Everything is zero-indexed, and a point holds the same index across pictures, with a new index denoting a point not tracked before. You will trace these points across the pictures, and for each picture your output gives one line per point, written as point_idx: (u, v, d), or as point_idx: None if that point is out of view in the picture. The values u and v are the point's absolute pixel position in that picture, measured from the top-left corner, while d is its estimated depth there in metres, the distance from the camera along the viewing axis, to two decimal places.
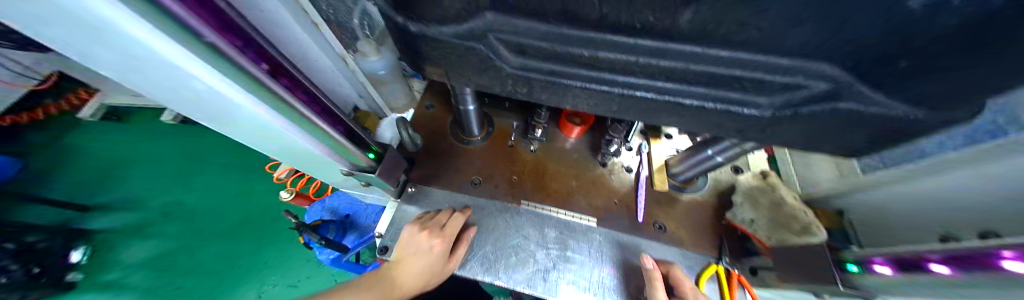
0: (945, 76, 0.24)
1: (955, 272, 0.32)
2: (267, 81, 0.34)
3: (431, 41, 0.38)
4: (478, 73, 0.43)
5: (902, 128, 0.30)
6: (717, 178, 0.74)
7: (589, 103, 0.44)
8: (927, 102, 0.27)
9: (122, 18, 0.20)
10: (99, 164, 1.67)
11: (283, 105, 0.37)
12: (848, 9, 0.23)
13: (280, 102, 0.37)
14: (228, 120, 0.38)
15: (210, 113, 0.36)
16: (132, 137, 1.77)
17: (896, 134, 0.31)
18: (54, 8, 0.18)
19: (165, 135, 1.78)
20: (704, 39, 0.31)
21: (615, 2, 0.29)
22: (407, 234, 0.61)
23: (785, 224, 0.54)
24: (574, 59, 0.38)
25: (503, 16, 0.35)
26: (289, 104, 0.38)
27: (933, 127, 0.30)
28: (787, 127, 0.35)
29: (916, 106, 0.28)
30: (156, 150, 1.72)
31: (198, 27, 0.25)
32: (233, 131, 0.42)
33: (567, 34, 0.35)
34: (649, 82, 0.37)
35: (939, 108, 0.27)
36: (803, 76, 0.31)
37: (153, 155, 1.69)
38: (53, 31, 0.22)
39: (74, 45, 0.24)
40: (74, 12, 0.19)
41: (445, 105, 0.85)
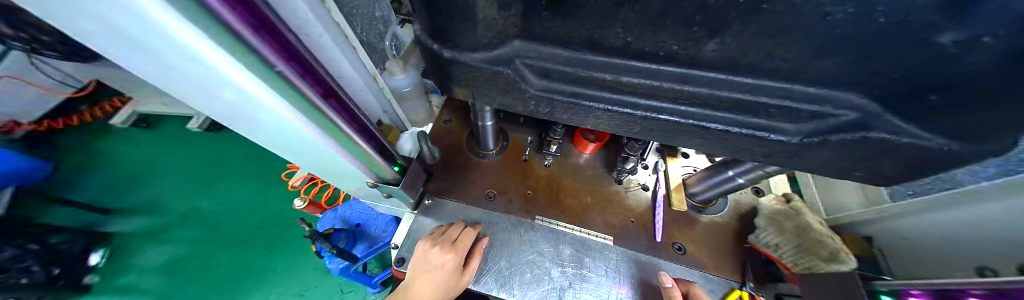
0: (982, 105, 0.25)
1: None
2: (313, 97, 0.36)
3: (463, 66, 0.40)
4: (503, 94, 0.45)
5: (936, 160, 0.31)
6: (737, 200, 0.72)
7: (609, 123, 0.44)
8: (958, 132, 0.28)
9: (196, 38, 0.21)
10: (120, 167, 1.73)
11: (324, 120, 0.39)
12: (881, 45, 0.24)
13: (322, 117, 0.38)
14: (273, 135, 0.40)
15: (259, 128, 0.38)
16: (151, 142, 1.83)
17: (929, 165, 0.32)
18: (141, 29, 0.20)
19: (184, 141, 1.84)
20: (729, 68, 0.32)
21: (639, 32, 0.31)
22: (419, 250, 0.59)
23: (813, 250, 0.53)
24: (597, 82, 0.39)
25: (529, 45, 0.38)
26: (330, 118, 0.40)
27: (966, 159, 0.30)
28: (819, 154, 0.34)
29: (948, 137, 0.29)
30: (176, 155, 1.77)
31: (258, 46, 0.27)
32: (275, 146, 0.43)
33: (591, 59, 0.38)
34: (673, 106, 0.37)
35: (973, 141, 0.28)
36: (831, 106, 0.32)
37: (173, 161, 1.75)
38: (139, 54, 0.24)
39: (152, 66, 0.26)
40: (159, 34, 0.20)
41: (461, 120, 0.88)
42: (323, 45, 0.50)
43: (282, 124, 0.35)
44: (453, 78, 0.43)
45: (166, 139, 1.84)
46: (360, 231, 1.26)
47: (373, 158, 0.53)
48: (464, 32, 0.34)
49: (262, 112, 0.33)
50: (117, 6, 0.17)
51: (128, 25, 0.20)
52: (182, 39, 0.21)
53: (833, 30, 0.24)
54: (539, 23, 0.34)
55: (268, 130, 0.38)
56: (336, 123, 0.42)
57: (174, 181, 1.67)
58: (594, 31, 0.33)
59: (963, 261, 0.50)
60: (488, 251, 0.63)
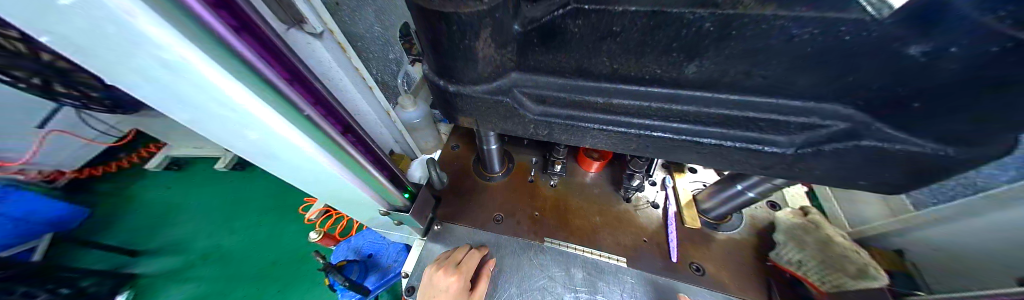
0: (969, 112, 0.25)
1: None
2: (326, 127, 0.40)
3: (467, 97, 0.44)
4: (505, 119, 0.48)
5: (942, 166, 0.30)
6: (752, 215, 0.70)
7: (608, 142, 0.46)
8: (958, 139, 0.28)
9: (210, 68, 0.25)
10: (154, 208, 1.85)
11: (336, 148, 0.42)
12: (850, 58, 0.25)
13: (334, 145, 0.42)
14: (292, 167, 0.44)
15: (279, 162, 0.42)
16: (186, 183, 1.98)
17: (936, 171, 0.31)
18: (172, 68, 0.24)
19: (215, 181, 1.98)
20: (711, 86, 0.34)
21: (623, 60, 0.35)
22: (425, 276, 0.57)
23: (839, 266, 0.50)
24: (590, 105, 0.42)
25: (526, 75, 0.42)
26: (341, 146, 0.44)
27: (975, 164, 0.29)
28: (818, 164, 0.35)
29: (947, 143, 0.28)
30: (206, 194, 1.90)
31: (272, 79, 0.32)
32: (296, 179, 0.47)
33: (582, 85, 0.41)
34: (665, 123, 0.39)
35: (974, 145, 0.27)
36: (818, 117, 0.32)
37: (203, 200, 1.87)
38: (179, 98, 0.29)
39: (189, 108, 0.31)
40: (182, 69, 0.24)
41: (469, 145, 0.92)
42: (342, 87, 0.61)
43: (300, 157, 0.40)
44: (458, 108, 0.47)
45: (198, 179, 1.99)
46: (371, 263, 1.25)
47: (386, 186, 0.55)
48: (467, 69, 0.39)
49: (283, 148, 0.38)
50: (161, 58, 0.23)
51: (173, 76, 0.25)
52: (200, 71, 0.25)
53: (804, 49, 0.26)
54: (532, 57, 0.39)
55: (290, 166, 0.43)
56: (350, 153, 0.46)
57: (205, 217, 1.78)
58: (582, 60, 0.37)
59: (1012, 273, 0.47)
60: (498, 275, 0.63)
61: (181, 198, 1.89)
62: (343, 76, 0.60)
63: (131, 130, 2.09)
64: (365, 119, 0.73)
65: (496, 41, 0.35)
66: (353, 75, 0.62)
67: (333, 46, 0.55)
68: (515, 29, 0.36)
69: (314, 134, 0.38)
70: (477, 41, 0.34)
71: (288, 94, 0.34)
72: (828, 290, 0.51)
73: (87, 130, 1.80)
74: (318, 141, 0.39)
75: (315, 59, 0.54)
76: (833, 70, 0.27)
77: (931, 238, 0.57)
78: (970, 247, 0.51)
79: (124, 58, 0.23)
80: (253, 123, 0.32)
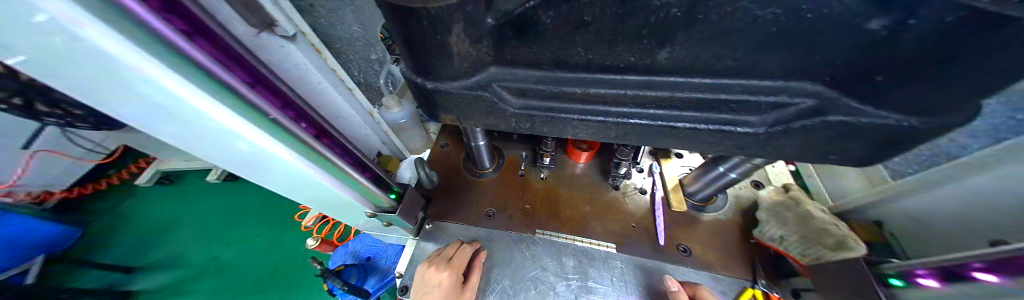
0: (930, 83, 0.25)
1: None
2: (298, 132, 0.39)
3: (446, 94, 0.44)
4: (486, 115, 0.47)
5: (908, 137, 0.30)
6: (737, 195, 0.71)
7: (588, 132, 0.46)
8: (921, 110, 0.28)
9: (163, 75, 0.24)
10: (147, 224, 1.82)
11: (312, 153, 0.41)
12: (813, 36, 0.25)
13: (310, 150, 0.41)
14: (272, 175, 0.42)
15: (259, 171, 0.41)
16: (178, 196, 1.95)
17: (902, 143, 0.31)
18: (122, 78, 0.23)
19: (208, 193, 1.95)
20: (685, 71, 0.34)
21: (598, 49, 0.35)
22: (418, 276, 0.57)
23: (818, 239, 0.51)
24: (569, 96, 0.41)
25: (504, 69, 0.42)
26: (318, 151, 0.42)
27: (939, 133, 0.29)
28: (788, 142, 0.35)
29: (912, 115, 0.28)
30: (199, 207, 1.87)
31: (232, 84, 0.31)
32: (280, 187, 0.46)
33: (560, 76, 0.41)
34: (642, 111, 0.39)
35: (936, 115, 0.27)
36: (787, 95, 0.32)
37: (197, 212, 1.84)
38: (139, 111, 0.28)
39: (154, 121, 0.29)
40: (132, 77, 0.23)
41: (458, 142, 0.92)
42: (322, 91, 0.61)
43: (277, 163, 0.39)
44: (437, 106, 0.47)
45: (190, 192, 1.96)
46: (370, 265, 1.26)
47: (372, 188, 0.54)
48: (442, 66, 0.38)
49: (257, 156, 0.37)
50: (107, 67, 0.22)
51: (126, 86, 0.24)
52: (152, 79, 0.24)
53: (769, 29, 0.26)
54: (508, 50, 0.38)
55: (269, 175, 0.42)
56: (329, 157, 0.45)
57: (199, 229, 1.75)
58: (558, 52, 0.37)
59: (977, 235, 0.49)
60: (490, 268, 0.63)
61: (174, 212, 1.86)
62: (322, 79, 0.59)
63: (121, 146, 2.01)
64: (348, 123, 0.72)
65: (471, 36, 0.34)
66: (332, 78, 0.62)
67: (307, 47, 0.54)
68: (488, 22, 0.34)
69: (288, 140, 0.37)
70: (449, 36, 0.33)
71: (251, 100, 0.33)
72: (809, 263, 0.52)
73: (76, 149, 1.75)
74: (293, 147, 0.38)
75: (289, 65, 0.53)
76: (798, 49, 0.27)
77: (905, 206, 0.58)
78: (942, 213, 0.53)
79: (72, 68, 0.22)
80: (221, 132, 0.31)
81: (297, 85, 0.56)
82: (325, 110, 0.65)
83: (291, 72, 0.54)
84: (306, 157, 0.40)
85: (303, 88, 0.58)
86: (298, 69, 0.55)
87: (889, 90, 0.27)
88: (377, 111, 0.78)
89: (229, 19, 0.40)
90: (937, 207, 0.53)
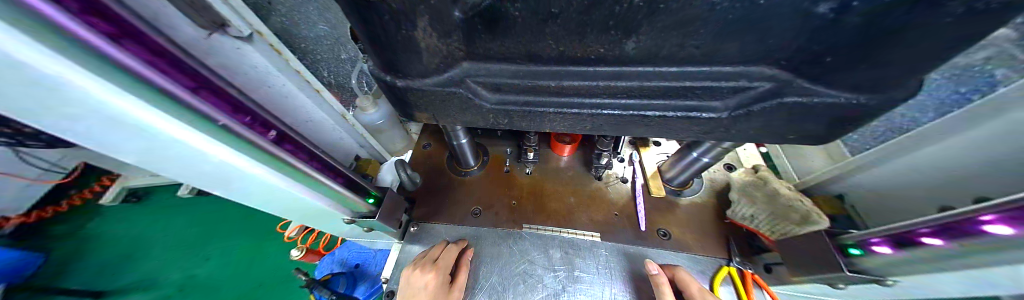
0: (877, 65, 0.25)
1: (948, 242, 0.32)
2: (252, 136, 0.36)
3: (418, 92, 0.41)
4: (462, 112, 0.46)
5: (860, 114, 0.31)
6: (712, 178, 0.75)
7: (564, 124, 0.46)
8: (871, 88, 0.28)
9: (73, 74, 0.21)
10: (110, 246, 1.67)
11: (270, 158, 0.38)
12: (765, 21, 0.24)
13: (267, 155, 0.38)
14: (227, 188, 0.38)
15: (210, 183, 0.36)
16: (144, 214, 1.80)
17: (855, 120, 0.32)
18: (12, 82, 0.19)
19: (178, 209, 1.82)
20: (652, 60, 0.33)
21: (568, 42, 0.33)
22: (404, 280, 0.56)
23: (785, 215, 0.54)
24: (545, 89, 0.40)
25: (477, 64, 0.39)
26: (277, 157, 0.39)
27: (888, 109, 0.30)
28: (750, 124, 0.36)
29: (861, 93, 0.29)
30: (169, 225, 1.74)
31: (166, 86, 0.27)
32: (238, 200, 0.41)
33: (533, 70, 0.39)
34: (614, 101, 0.39)
35: (884, 92, 0.28)
36: (746, 80, 0.32)
37: (167, 230, 1.71)
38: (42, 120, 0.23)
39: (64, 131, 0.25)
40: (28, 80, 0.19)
41: (441, 142, 0.91)
42: (288, 93, 0.61)
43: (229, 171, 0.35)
44: (409, 106, 0.45)
45: (158, 209, 1.81)
46: (360, 272, 1.22)
47: (347, 195, 0.52)
48: (411, 62, 0.36)
49: (209, 168, 0.34)
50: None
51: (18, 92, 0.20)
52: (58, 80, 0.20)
53: (725, 16, 0.25)
54: (480, 44, 0.35)
55: (224, 187, 0.37)
56: (293, 163, 0.42)
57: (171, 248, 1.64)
58: (529, 45, 0.34)
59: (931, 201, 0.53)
60: (477, 266, 0.63)
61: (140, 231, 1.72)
62: (285, 80, 0.59)
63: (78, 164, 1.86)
64: (319, 126, 0.72)
65: (437, 30, 0.31)
66: (296, 79, 0.61)
67: (266, 49, 0.53)
68: (455, 16, 0.30)
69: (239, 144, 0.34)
70: (414, 30, 0.30)
71: (191, 103, 0.29)
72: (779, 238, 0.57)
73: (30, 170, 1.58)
74: (252, 156, 0.36)
75: (245, 68, 0.52)
76: (753, 36, 0.27)
77: (866, 179, 0.63)
78: (900, 181, 0.57)
79: None
80: (162, 145, 0.29)
81: (258, 89, 0.56)
82: (294, 113, 0.65)
83: (252, 74, 0.53)
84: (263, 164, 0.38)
85: (264, 93, 0.57)
86: (258, 72, 0.54)
87: (838, 73, 0.27)
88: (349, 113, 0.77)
89: (179, 23, 0.40)
90: (896, 177, 0.57)
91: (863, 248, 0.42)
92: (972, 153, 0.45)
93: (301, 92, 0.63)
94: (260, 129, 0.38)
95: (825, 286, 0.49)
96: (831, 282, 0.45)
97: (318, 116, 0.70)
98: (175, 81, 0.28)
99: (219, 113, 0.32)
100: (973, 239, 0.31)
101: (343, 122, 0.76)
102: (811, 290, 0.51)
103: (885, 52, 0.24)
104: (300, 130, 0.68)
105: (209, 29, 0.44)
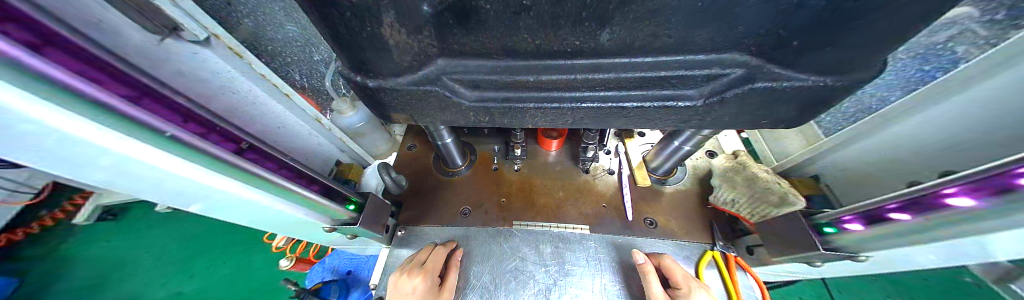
0: (840, 48, 0.25)
1: (915, 216, 0.34)
2: (210, 148, 0.32)
3: (391, 92, 0.38)
4: (441, 111, 0.43)
5: (826, 96, 0.32)
6: (695, 166, 0.76)
7: (546, 119, 0.45)
8: (835, 70, 0.28)
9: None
10: (52, 276, 1.47)
11: (234, 169, 0.35)
12: (732, 7, 0.24)
13: (229, 166, 0.35)
14: (187, 197, 0.35)
15: (165, 192, 0.33)
16: (92, 237, 1.61)
17: (822, 102, 0.33)
18: None
19: (132, 228, 1.63)
20: (628, 52, 0.32)
21: (541, 34, 0.30)
22: (392, 284, 0.55)
23: (764, 198, 0.57)
24: (523, 85, 0.38)
25: (452, 61, 0.36)
26: (242, 167, 0.36)
27: (852, 89, 0.31)
28: (724, 110, 0.36)
29: (827, 76, 0.29)
30: (123, 246, 1.56)
31: (101, 96, 0.23)
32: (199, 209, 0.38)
33: (511, 65, 0.36)
34: (595, 93, 0.38)
35: (847, 74, 0.28)
36: (719, 67, 0.32)
37: (121, 252, 1.53)
38: None
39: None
40: None
41: (426, 143, 0.89)
42: (256, 100, 0.59)
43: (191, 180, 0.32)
44: (383, 107, 0.43)
45: (110, 230, 1.63)
46: (352, 279, 1.20)
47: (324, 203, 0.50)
48: (380, 60, 0.33)
49: (159, 182, 0.31)
50: None
51: None
52: None
53: (694, 4, 0.24)
54: (453, 39, 0.32)
55: (183, 196, 0.34)
56: (261, 173, 0.38)
57: (126, 272, 1.46)
58: (504, 39, 0.31)
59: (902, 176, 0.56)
60: (468, 266, 0.62)
61: (89, 256, 1.53)
62: (252, 85, 0.57)
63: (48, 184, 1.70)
64: (296, 132, 0.69)
65: (405, 26, 0.28)
66: (262, 82, 0.59)
67: (227, 53, 0.52)
68: (423, 10, 0.26)
69: (193, 155, 0.31)
70: (381, 27, 0.27)
71: (132, 114, 0.25)
72: (757, 221, 0.58)
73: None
74: (214, 167, 0.33)
75: (202, 73, 0.49)
76: (723, 23, 0.26)
77: (840, 158, 0.65)
78: (873, 158, 0.60)
79: None
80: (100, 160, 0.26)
81: (219, 96, 0.53)
82: (266, 119, 0.62)
83: (214, 80, 0.51)
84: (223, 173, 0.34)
85: (223, 99, 0.54)
86: (218, 78, 0.52)
87: (805, 57, 0.28)
88: (324, 117, 0.75)
89: (124, 27, 0.37)
90: (869, 154, 0.60)
91: (836, 226, 0.43)
92: (947, 125, 0.47)
93: (270, 97, 0.61)
94: (215, 137, 0.34)
95: (802, 264, 0.51)
96: (807, 260, 0.46)
97: (291, 121, 0.67)
98: (112, 91, 0.25)
99: (164, 123, 0.28)
100: (934, 213, 0.32)
101: (320, 127, 0.74)
102: (790, 268, 0.53)
103: (848, 36, 0.24)
104: (268, 139, 0.64)
105: (160, 34, 0.42)
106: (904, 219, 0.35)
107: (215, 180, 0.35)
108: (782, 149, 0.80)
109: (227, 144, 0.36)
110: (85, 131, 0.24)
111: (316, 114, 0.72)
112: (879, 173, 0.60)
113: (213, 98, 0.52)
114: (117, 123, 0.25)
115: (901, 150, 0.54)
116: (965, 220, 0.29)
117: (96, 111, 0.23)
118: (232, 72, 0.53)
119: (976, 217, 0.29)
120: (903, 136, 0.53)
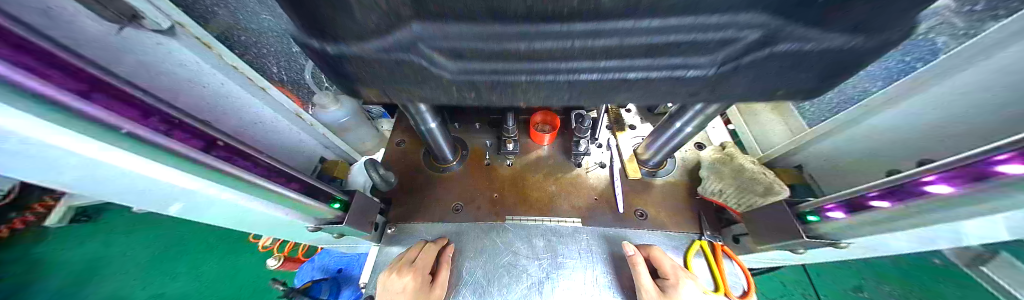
0: None
1: (896, 204, 0.35)
2: (181, 148, 0.29)
3: (355, 59, 0.29)
4: (419, 85, 0.35)
5: (812, 86, 0.32)
6: (684, 158, 0.77)
7: (541, 95, 0.36)
8: (863, 29, 0.21)
9: None
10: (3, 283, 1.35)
11: (210, 170, 0.32)
12: None
13: (203, 167, 0.31)
14: (162, 196, 0.32)
15: (137, 191, 0.30)
16: (45, 241, 1.47)
17: (808, 93, 0.33)
18: None
19: (94, 230, 1.51)
20: (633, 13, 0.22)
21: None
22: (382, 283, 0.54)
23: (751, 188, 0.58)
24: (515, 55, 0.28)
25: (425, 25, 0.25)
26: (215, 167, 0.32)
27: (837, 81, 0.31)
28: (737, 79, 0.30)
29: (854, 35, 0.22)
30: (84, 249, 1.44)
31: (59, 93, 0.20)
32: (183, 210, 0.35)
33: (501, 30, 0.25)
34: (592, 64, 0.29)
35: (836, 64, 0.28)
36: (734, 29, 0.24)
37: (82, 256, 1.42)
38: None
39: None
40: None
41: (416, 139, 0.87)
42: (230, 93, 0.56)
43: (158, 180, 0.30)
44: (348, 83, 0.35)
45: (67, 233, 1.50)
46: (343, 277, 1.18)
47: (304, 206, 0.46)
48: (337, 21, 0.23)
49: (128, 183, 0.28)
50: None
51: None
52: None
53: None
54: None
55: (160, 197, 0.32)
56: (237, 173, 0.35)
57: (88, 276, 1.36)
58: None
59: (878, 167, 0.58)
60: (459, 263, 0.61)
61: (43, 261, 1.40)
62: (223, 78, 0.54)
63: None
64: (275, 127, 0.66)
65: None
66: (235, 76, 0.56)
67: (198, 46, 0.49)
68: None
69: (159, 156, 0.28)
70: None
71: (93, 114, 0.22)
72: (743, 211, 0.59)
73: None
74: (185, 168, 0.30)
75: (171, 65, 0.46)
76: None
77: (821, 148, 0.68)
78: (855, 149, 0.62)
79: None
80: (65, 163, 0.23)
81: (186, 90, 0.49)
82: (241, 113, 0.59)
83: (183, 71, 0.48)
84: (194, 173, 0.31)
85: (197, 92, 0.51)
86: (190, 68, 0.49)
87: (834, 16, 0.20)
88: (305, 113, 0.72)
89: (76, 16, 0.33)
90: (852, 144, 0.62)
91: (819, 214, 0.45)
92: (925, 115, 0.49)
93: (244, 91, 0.58)
94: (184, 135, 0.30)
95: (785, 251, 0.52)
96: (791, 247, 0.48)
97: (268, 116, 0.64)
98: (62, 86, 0.21)
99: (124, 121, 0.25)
100: (915, 200, 0.33)
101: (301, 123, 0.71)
102: (772, 255, 0.55)
103: None
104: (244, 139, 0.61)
105: (119, 24, 0.38)
106: (886, 205, 0.36)
107: (177, 179, 0.32)
108: (766, 141, 0.82)
109: (197, 143, 0.32)
110: (42, 133, 0.21)
111: (298, 110, 0.70)
112: (858, 164, 0.62)
113: (181, 92, 0.49)
114: (71, 121, 0.21)
115: (888, 143, 0.56)
116: (944, 206, 0.30)
117: (47, 111, 0.20)
118: (204, 65, 0.50)
119: (959, 203, 0.29)
120: (892, 126, 0.54)
